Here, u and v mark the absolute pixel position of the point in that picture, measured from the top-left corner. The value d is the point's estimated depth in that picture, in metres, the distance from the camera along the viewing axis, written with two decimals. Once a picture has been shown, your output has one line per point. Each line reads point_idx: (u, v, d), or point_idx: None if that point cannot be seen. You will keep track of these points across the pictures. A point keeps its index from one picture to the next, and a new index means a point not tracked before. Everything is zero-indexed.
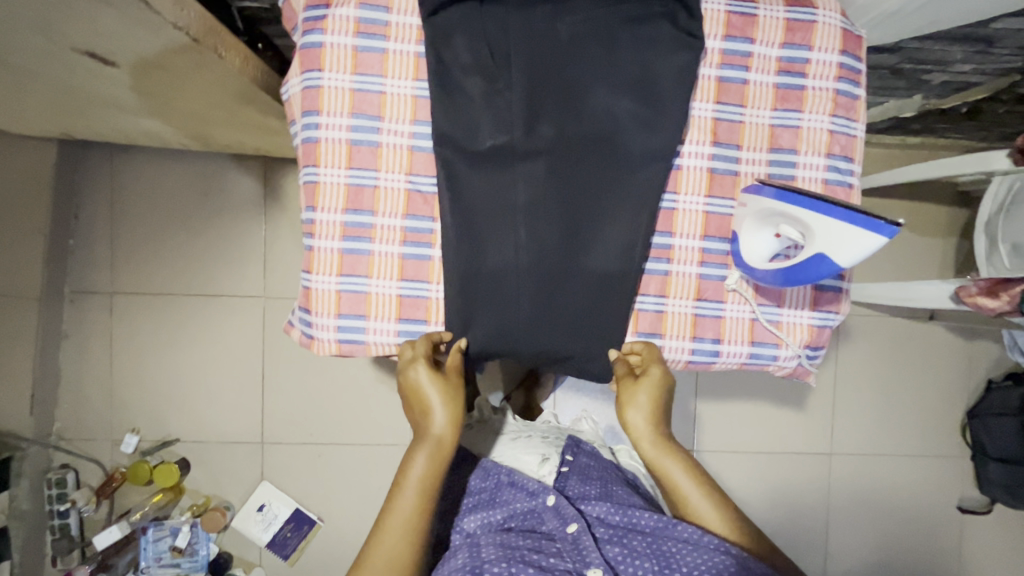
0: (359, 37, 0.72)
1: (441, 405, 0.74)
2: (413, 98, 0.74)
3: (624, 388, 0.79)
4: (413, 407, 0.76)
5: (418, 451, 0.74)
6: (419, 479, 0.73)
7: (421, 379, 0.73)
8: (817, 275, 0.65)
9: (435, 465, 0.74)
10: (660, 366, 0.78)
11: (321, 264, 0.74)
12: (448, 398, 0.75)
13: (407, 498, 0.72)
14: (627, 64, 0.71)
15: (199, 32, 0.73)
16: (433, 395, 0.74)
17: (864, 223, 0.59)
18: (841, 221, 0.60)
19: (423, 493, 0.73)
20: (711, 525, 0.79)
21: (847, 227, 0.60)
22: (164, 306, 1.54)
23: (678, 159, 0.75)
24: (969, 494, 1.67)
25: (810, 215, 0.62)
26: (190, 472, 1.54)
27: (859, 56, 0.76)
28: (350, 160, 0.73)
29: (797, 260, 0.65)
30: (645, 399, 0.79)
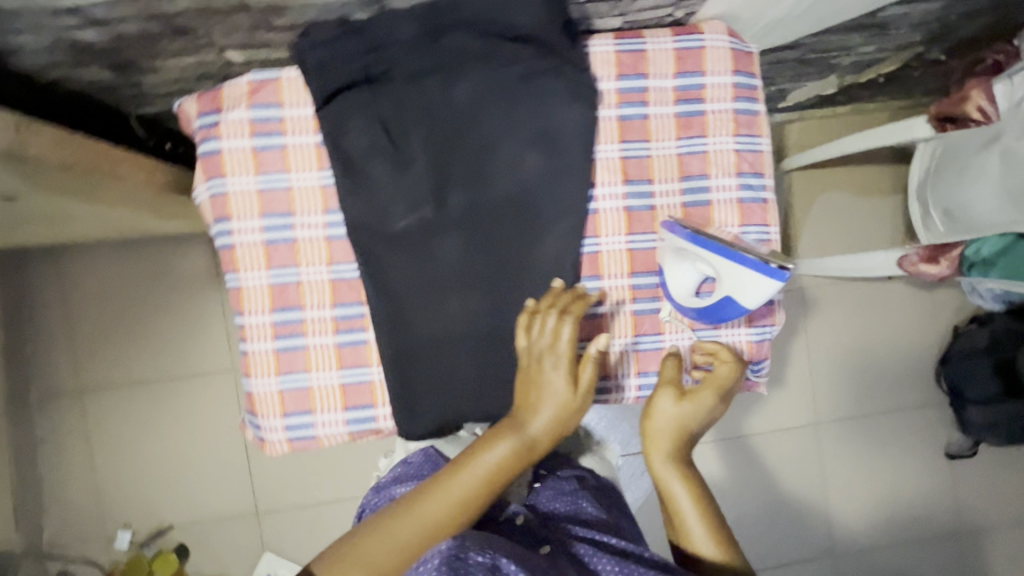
0: (256, 137, 0.72)
1: (548, 406, 0.67)
2: (321, 188, 0.73)
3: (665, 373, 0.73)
4: (522, 394, 0.69)
5: (506, 437, 0.67)
6: (489, 466, 0.66)
7: (558, 371, 0.68)
8: (728, 316, 0.69)
9: (516, 464, 0.66)
10: (729, 366, 0.73)
11: (257, 366, 0.74)
12: (561, 403, 0.68)
13: (463, 479, 0.65)
14: (525, 125, 0.71)
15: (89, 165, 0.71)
16: (554, 381, 0.68)
17: (767, 270, 0.64)
18: (750, 269, 0.64)
19: (487, 484, 0.65)
20: (696, 541, 0.68)
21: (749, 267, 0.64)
22: (134, 396, 1.52)
23: (594, 203, 0.76)
24: (954, 439, 1.71)
25: (720, 260, 0.66)
26: (190, 556, 1.53)
27: (753, 72, 0.77)
28: (269, 260, 0.73)
29: (710, 300, 0.69)
30: (668, 408, 0.71)
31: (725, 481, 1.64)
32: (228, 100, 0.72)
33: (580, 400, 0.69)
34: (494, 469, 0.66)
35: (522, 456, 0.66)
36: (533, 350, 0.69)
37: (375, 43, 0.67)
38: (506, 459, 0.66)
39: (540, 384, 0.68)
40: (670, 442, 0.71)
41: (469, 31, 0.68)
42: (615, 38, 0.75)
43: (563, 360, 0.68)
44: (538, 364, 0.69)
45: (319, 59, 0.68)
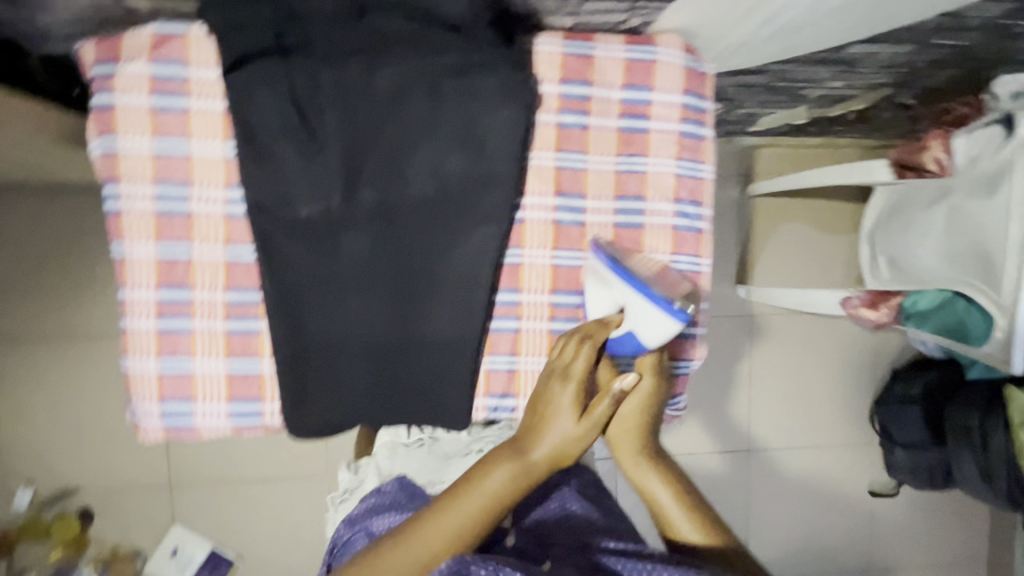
0: (155, 96, 0.65)
1: (552, 436, 0.67)
2: (224, 161, 0.67)
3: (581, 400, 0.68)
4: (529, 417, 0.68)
5: (505, 464, 0.67)
6: (493, 492, 0.66)
7: (562, 401, 0.66)
8: (626, 349, 0.69)
9: (515, 490, 0.67)
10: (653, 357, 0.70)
11: (135, 346, 0.68)
12: (567, 433, 0.67)
13: (467, 505, 0.66)
14: (451, 119, 0.65)
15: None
16: (561, 404, 0.67)
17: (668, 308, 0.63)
18: (650, 302, 0.64)
19: (489, 508, 0.66)
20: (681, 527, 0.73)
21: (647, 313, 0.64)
22: (46, 351, 1.43)
23: (521, 212, 0.72)
24: (880, 478, 1.74)
25: (630, 291, 0.65)
26: (95, 521, 1.47)
27: (704, 94, 0.73)
28: (158, 232, 0.67)
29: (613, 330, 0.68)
30: (630, 404, 0.72)
31: None
32: (127, 50, 0.65)
33: (587, 429, 0.67)
34: (496, 491, 0.66)
35: (521, 480, 0.67)
36: (552, 369, 0.68)
37: (293, 12, 0.64)
38: (505, 484, 0.67)
39: (547, 408, 0.67)
40: (637, 440, 0.74)
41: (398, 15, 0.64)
42: (563, 38, 0.70)
43: (574, 382, 0.66)
44: (546, 386, 0.68)
45: (229, 21, 0.63)
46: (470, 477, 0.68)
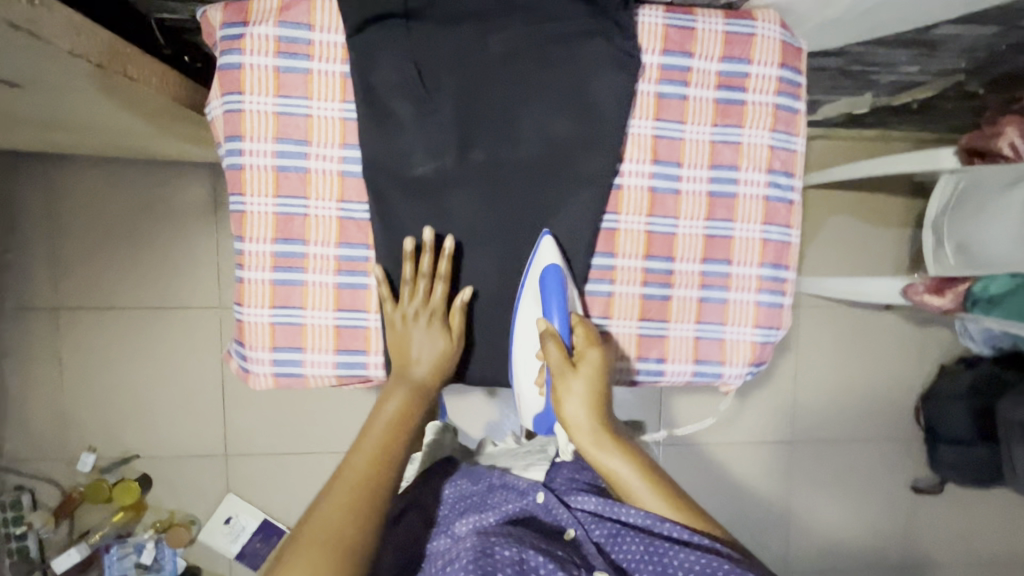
0: (279, 57, 0.68)
1: (421, 355, 0.71)
2: (341, 121, 0.70)
3: (558, 376, 0.70)
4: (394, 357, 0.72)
5: (394, 394, 0.71)
6: (392, 421, 0.69)
7: (414, 325, 0.71)
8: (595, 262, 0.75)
9: (412, 411, 0.70)
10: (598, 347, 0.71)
11: (252, 295, 0.71)
12: (434, 351, 0.72)
13: (367, 450, 0.66)
14: (559, 86, 0.69)
15: (100, 57, 0.66)
16: (420, 331, 0.71)
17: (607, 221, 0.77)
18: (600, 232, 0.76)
19: (388, 443, 0.67)
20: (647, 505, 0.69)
21: (565, 302, 0.71)
22: (113, 321, 1.48)
23: (619, 178, 0.74)
24: (922, 475, 1.73)
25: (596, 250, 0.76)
26: (152, 488, 1.51)
27: (799, 69, 0.75)
28: (277, 188, 0.70)
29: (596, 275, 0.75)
30: (580, 391, 0.70)
31: (697, 486, 1.65)
32: (255, 13, 0.68)
33: (454, 344, 0.73)
34: (397, 419, 0.69)
35: (418, 400, 0.71)
36: (399, 313, 0.71)
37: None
38: (402, 408, 0.70)
39: (411, 342, 0.71)
40: (585, 425, 0.70)
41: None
42: (665, 10, 0.72)
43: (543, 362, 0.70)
44: (405, 321, 0.71)
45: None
46: (364, 430, 0.69)
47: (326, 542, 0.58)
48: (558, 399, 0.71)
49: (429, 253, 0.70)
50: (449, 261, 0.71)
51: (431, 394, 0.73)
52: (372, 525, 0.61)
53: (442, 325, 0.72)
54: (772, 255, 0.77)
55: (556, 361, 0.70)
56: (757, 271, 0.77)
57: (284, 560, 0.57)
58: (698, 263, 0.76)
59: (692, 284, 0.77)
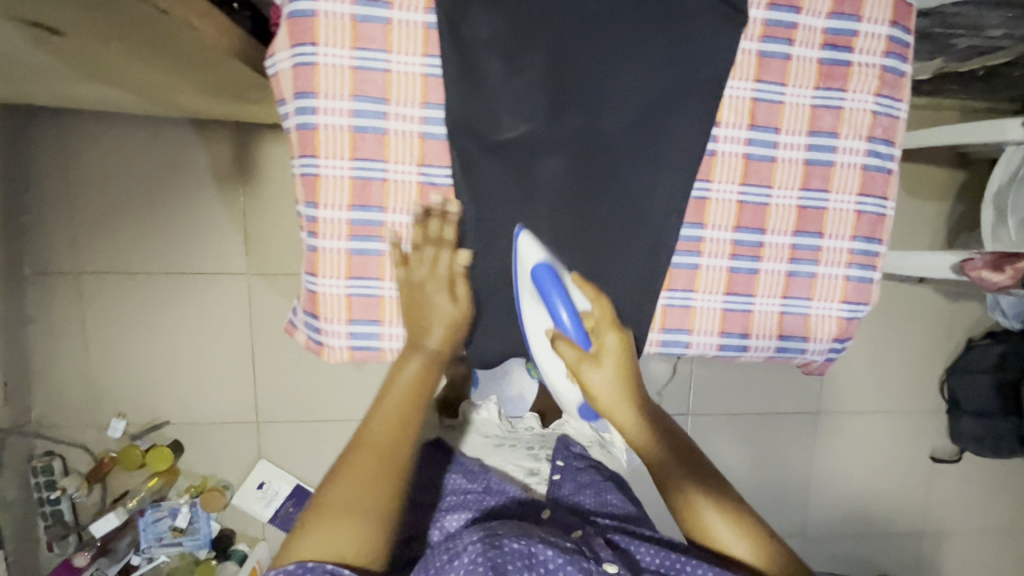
0: (357, 5, 0.63)
1: (436, 321, 0.66)
2: (423, 77, 0.65)
3: (581, 372, 0.65)
4: (405, 313, 0.68)
5: (407, 357, 0.65)
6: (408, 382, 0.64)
7: (422, 290, 0.66)
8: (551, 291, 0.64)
9: (429, 378, 0.65)
10: (617, 332, 0.65)
11: (325, 266, 0.69)
12: (448, 318, 0.66)
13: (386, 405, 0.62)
14: (661, 41, 0.65)
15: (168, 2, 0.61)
16: (427, 299, 0.66)
17: (545, 285, 0.65)
18: (542, 279, 0.65)
19: (410, 397, 0.63)
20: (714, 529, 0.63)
21: (563, 293, 0.65)
22: (136, 286, 1.43)
23: (713, 143, 0.70)
24: (940, 445, 1.77)
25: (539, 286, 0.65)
26: (183, 454, 1.50)
27: (909, 27, 0.69)
28: (354, 150, 0.66)
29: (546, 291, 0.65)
30: (602, 381, 0.65)
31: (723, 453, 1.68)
32: None
33: (464, 313, 0.67)
34: (415, 384, 0.64)
35: (436, 368, 0.66)
36: (409, 279, 0.67)
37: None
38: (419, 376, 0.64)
39: (426, 308, 0.66)
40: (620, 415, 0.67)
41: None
42: None
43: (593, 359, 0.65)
44: (414, 287, 0.67)
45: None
46: (382, 389, 0.64)
47: (346, 504, 0.56)
48: (585, 389, 0.66)
49: (431, 220, 0.67)
50: (454, 228, 0.67)
51: (449, 358, 0.68)
52: (401, 480, 0.59)
53: (449, 292, 0.67)
54: (865, 229, 0.74)
55: (575, 362, 0.65)
56: (849, 244, 0.74)
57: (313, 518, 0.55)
58: (789, 235, 0.74)
59: (781, 258, 0.74)
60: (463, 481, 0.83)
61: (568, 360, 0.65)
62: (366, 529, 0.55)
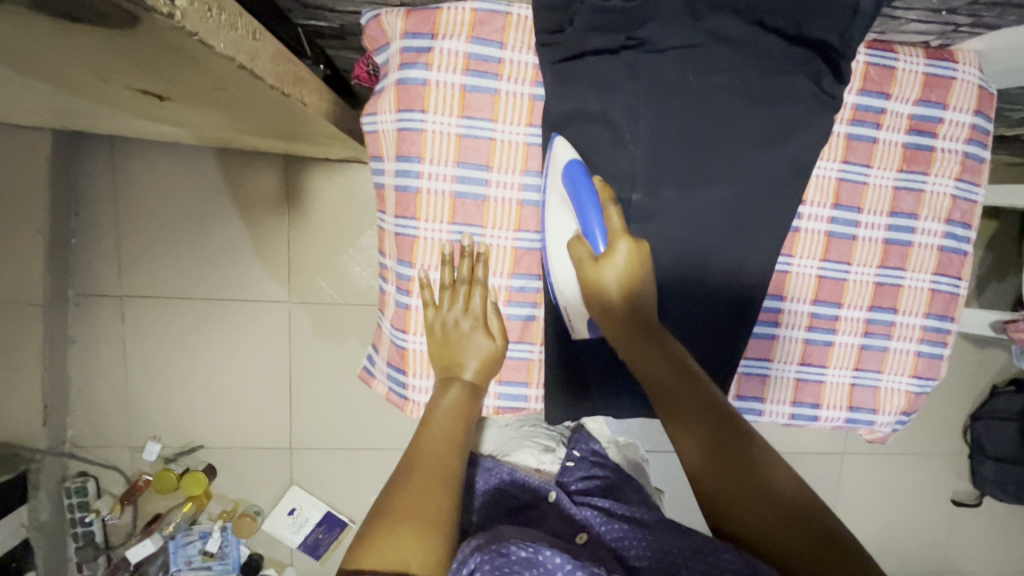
0: (467, 76, 0.66)
1: (476, 353, 0.69)
2: (525, 146, 0.69)
3: (585, 272, 0.63)
4: (440, 353, 0.69)
5: (444, 392, 0.67)
6: (451, 409, 0.65)
7: (465, 331, 0.69)
8: (576, 183, 0.63)
9: (469, 409, 0.66)
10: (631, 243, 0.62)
11: (416, 323, 0.73)
12: (486, 352, 0.69)
13: (429, 426, 0.63)
14: (756, 126, 0.67)
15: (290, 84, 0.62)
16: (467, 337, 0.69)
17: (569, 176, 0.63)
18: (565, 175, 0.63)
19: (453, 420, 0.64)
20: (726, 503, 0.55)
21: (596, 203, 0.63)
22: (179, 311, 1.44)
23: (797, 221, 0.72)
24: (963, 488, 1.78)
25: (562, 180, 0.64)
26: (216, 478, 1.50)
27: (991, 116, 0.72)
28: (453, 214, 0.69)
29: (569, 188, 0.63)
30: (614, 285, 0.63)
31: None
32: (445, 26, 0.65)
33: (501, 347, 0.70)
34: (455, 413, 0.65)
35: (475, 399, 0.67)
36: (441, 319, 0.70)
37: (644, 11, 0.63)
38: (460, 403, 0.66)
39: (460, 345, 0.69)
40: (620, 305, 0.63)
41: (737, 18, 0.64)
42: (867, 47, 0.69)
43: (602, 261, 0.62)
44: (447, 326, 0.70)
45: (582, 22, 0.63)
46: (423, 425, 0.64)
47: (392, 519, 0.53)
48: (591, 292, 0.64)
49: (469, 260, 0.69)
50: (483, 267, 0.70)
51: (483, 392, 0.69)
52: (454, 504, 0.57)
53: (485, 329, 0.70)
54: (939, 307, 0.76)
55: (585, 260, 0.63)
56: (921, 321, 0.76)
57: (364, 539, 0.52)
58: (865, 310, 0.75)
59: (855, 331, 0.75)
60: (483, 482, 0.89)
61: (576, 258, 0.64)
62: (431, 544, 0.53)
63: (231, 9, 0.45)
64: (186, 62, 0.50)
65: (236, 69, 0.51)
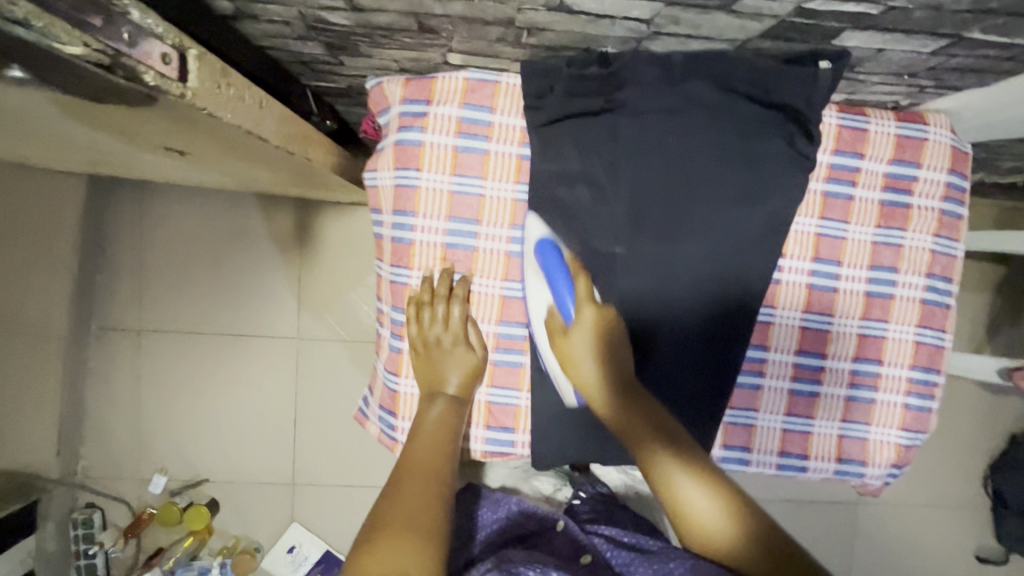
0: (460, 137, 0.71)
1: (456, 367, 0.72)
2: (513, 202, 0.73)
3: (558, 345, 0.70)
4: (423, 373, 0.73)
5: (428, 408, 0.71)
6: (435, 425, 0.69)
7: (445, 348, 0.73)
8: (550, 257, 0.69)
9: (453, 423, 0.70)
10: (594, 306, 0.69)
11: (407, 365, 0.76)
12: (466, 364, 0.73)
13: (421, 442, 0.68)
14: (733, 184, 0.70)
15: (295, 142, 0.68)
16: (448, 352, 0.73)
17: (542, 248, 0.70)
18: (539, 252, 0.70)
19: (439, 437, 0.69)
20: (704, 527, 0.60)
21: (568, 273, 0.69)
22: (192, 345, 1.49)
23: (778, 273, 0.74)
24: (987, 543, 1.70)
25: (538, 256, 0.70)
26: (218, 512, 1.51)
27: (966, 174, 0.75)
28: (444, 265, 0.74)
29: (545, 263, 0.70)
30: (587, 348, 0.68)
31: None
32: (439, 92, 0.71)
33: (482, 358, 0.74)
34: (440, 428, 0.69)
35: (458, 412, 0.71)
36: (423, 336, 0.73)
37: (621, 77, 0.68)
38: (444, 420, 0.70)
39: (440, 363, 0.72)
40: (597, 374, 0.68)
41: (710, 84, 0.68)
42: (839, 110, 0.72)
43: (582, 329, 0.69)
44: (430, 345, 0.73)
45: (562, 84, 0.69)
46: (410, 441, 0.69)
47: (391, 527, 0.56)
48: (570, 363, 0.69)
49: (446, 278, 0.73)
50: (464, 286, 0.73)
51: (467, 404, 0.73)
52: (443, 516, 0.60)
53: (466, 345, 0.74)
54: (924, 359, 0.76)
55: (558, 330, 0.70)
56: (907, 373, 0.76)
57: (364, 550, 0.54)
58: (849, 361, 0.76)
59: (841, 382, 0.76)
60: (491, 514, 0.84)
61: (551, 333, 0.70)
62: (428, 549, 0.55)
63: (237, 85, 0.52)
64: (200, 128, 0.57)
65: (244, 134, 0.57)
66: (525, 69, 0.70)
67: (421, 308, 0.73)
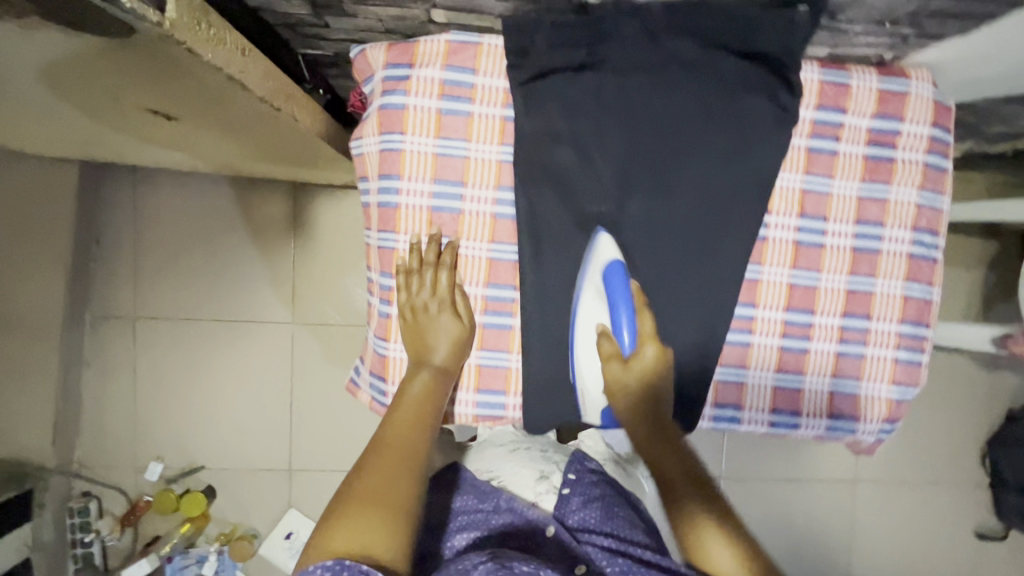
0: (444, 99, 0.72)
1: (444, 339, 0.72)
2: (498, 162, 0.73)
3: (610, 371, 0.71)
4: (411, 340, 0.73)
5: (414, 376, 0.71)
6: (419, 397, 0.69)
7: (434, 317, 0.72)
8: (614, 287, 0.70)
9: (437, 393, 0.70)
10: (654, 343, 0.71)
11: (395, 331, 0.76)
12: (455, 336, 0.72)
13: (404, 413, 0.68)
14: (717, 139, 0.70)
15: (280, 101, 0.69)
16: (437, 321, 0.72)
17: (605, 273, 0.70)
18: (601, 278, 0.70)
19: (422, 407, 0.68)
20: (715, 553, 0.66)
21: (631, 307, 0.70)
22: (187, 332, 1.50)
23: (765, 230, 0.74)
24: (986, 520, 1.70)
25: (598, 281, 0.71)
26: (215, 499, 1.50)
27: (949, 129, 0.75)
28: (430, 227, 0.74)
29: (607, 292, 0.70)
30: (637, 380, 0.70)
31: (758, 521, 1.65)
32: (421, 55, 0.71)
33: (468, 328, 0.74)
34: (424, 397, 0.69)
35: (444, 381, 0.71)
36: (410, 302, 0.73)
37: (603, 34, 0.69)
38: (428, 391, 0.70)
39: (427, 328, 0.72)
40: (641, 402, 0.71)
41: (691, 39, 0.69)
42: (821, 67, 0.73)
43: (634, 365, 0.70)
44: (418, 312, 0.73)
45: (545, 42, 0.70)
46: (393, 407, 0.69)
47: (360, 498, 0.58)
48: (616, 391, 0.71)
49: (434, 245, 0.73)
50: (451, 253, 0.73)
51: (454, 374, 0.73)
52: (416, 492, 0.62)
53: (454, 314, 0.73)
54: (913, 313, 0.76)
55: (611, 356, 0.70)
56: (896, 327, 0.76)
57: (337, 521, 0.56)
58: (838, 317, 0.76)
59: (831, 338, 0.76)
60: (475, 503, 0.82)
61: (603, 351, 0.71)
62: (395, 527, 0.57)
63: (218, 28, 0.52)
64: (183, 79, 0.57)
65: (227, 82, 0.57)
66: (509, 28, 0.71)
67: (409, 274, 0.73)
